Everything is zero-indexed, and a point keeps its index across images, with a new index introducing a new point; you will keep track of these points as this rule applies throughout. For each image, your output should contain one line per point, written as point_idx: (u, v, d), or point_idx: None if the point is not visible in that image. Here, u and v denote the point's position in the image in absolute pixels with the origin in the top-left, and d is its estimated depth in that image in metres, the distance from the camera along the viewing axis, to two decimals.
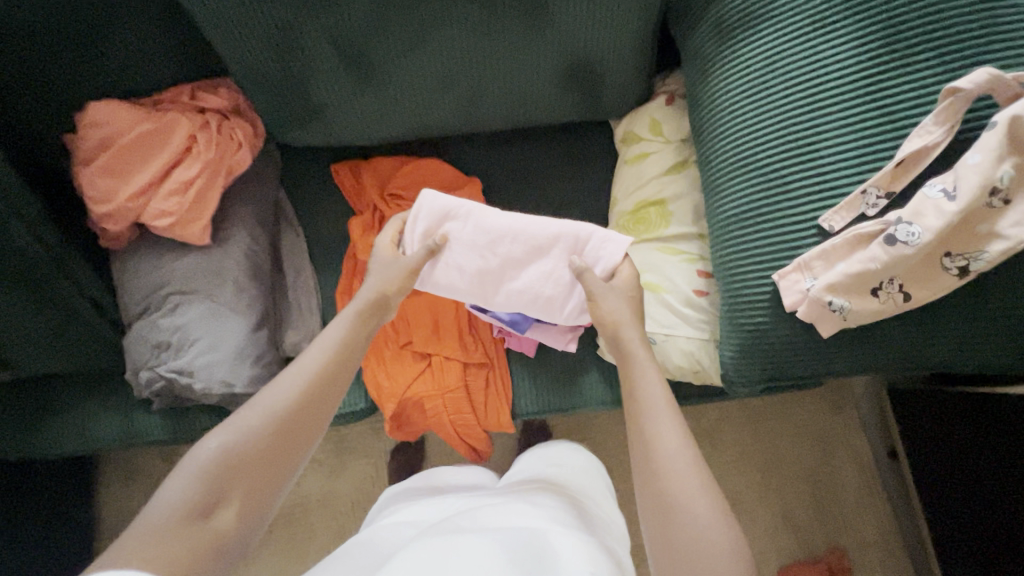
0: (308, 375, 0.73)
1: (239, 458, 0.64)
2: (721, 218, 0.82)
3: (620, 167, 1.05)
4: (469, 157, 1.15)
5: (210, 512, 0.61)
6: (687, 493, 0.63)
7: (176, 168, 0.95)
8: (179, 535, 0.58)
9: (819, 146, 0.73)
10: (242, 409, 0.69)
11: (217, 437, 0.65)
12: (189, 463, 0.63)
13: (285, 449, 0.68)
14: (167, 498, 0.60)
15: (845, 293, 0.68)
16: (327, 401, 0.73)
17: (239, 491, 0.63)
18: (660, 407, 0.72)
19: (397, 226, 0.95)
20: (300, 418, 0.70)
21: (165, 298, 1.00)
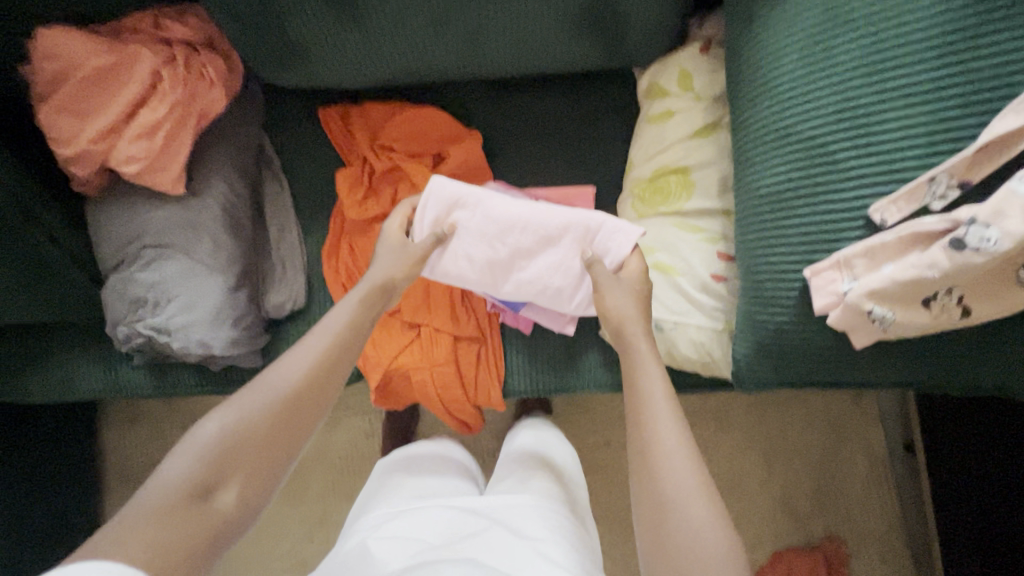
0: (315, 353, 0.68)
1: (242, 438, 0.60)
2: (751, 199, 0.71)
3: (641, 125, 0.92)
4: (472, 106, 1.02)
5: (210, 494, 0.57)
6: (681, 496, 0.57)
7: (143, 108, 0.85)
8: (176, 517, 0.53)
9: (880, 118, 0.61)
10: (248, 388, 0.64)
11: (220, 416, 0.61)
12: (191, 441, 0.59)
13: (290, 430, 0.63)
14: (166, 475, 0.56)
15: (889, 301, 0.57)
16: (332, 382, 0.68)
17: (241, 472, 0.59)
18: (659, 401, 0.65)
19: (405, 210, 0.88)
20: (304, 398, 0.65)
21: (140, 250, 0.93)
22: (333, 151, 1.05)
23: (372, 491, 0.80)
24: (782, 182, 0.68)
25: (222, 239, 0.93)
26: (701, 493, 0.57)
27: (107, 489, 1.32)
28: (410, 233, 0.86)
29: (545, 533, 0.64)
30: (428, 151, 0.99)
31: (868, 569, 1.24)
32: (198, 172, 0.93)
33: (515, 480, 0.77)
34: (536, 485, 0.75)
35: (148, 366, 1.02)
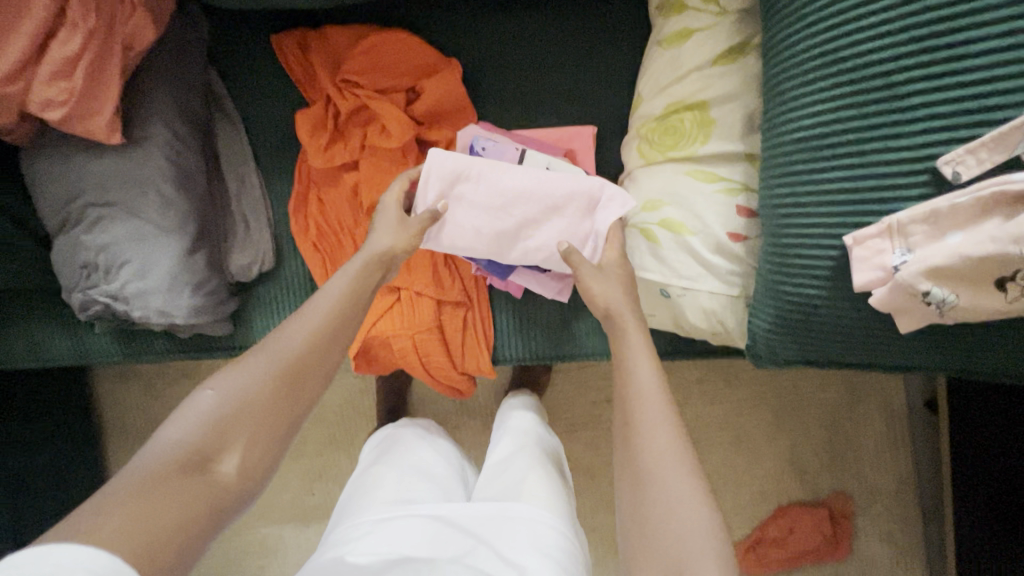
0: (318, 318, 0.60)
1: (244, 404, 0.51)
2: (785, 144, 0.58)
3: (651, 50, 0.77)
4: (451, 27, 0.86)
5: (210, 461, 0.48)
6: (657, 468, 0.50)
7: (56, 39, 0.72)
8: (170, 484, 0.45)
9: (966, 35, 0.46)
10: (253, 351, 0.56)
11: (221, 381, 0.52)
12: (190, 405, 0.51)
13: (297, 398, 0.54)
14: (163, 441, 0.48)
15: (953, 281, 0.45)
16: (336, 351, 0.59)
17: (247, 436, 0.51)
18: (647, 377, 0.58)
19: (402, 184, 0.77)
20: (307, 367, 0.56)
21: (83, 210, 0.82)
22: (293, 88, 0.91)
23: (357, 486, 0.79)
24: (827, 123, 0.54)
25: (173, 195, 0.82)
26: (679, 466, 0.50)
27: (104, 444, 1.31)
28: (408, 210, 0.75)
29: (534, 556, 0.61)
30: (398, 87, 0.84)
31: (876, 525, 1.20)
32: (136, 117, 0.81)
33: (507, 484, 0.74)
34: (530, 489, 0.72)
35: (115, 332, 0.96)
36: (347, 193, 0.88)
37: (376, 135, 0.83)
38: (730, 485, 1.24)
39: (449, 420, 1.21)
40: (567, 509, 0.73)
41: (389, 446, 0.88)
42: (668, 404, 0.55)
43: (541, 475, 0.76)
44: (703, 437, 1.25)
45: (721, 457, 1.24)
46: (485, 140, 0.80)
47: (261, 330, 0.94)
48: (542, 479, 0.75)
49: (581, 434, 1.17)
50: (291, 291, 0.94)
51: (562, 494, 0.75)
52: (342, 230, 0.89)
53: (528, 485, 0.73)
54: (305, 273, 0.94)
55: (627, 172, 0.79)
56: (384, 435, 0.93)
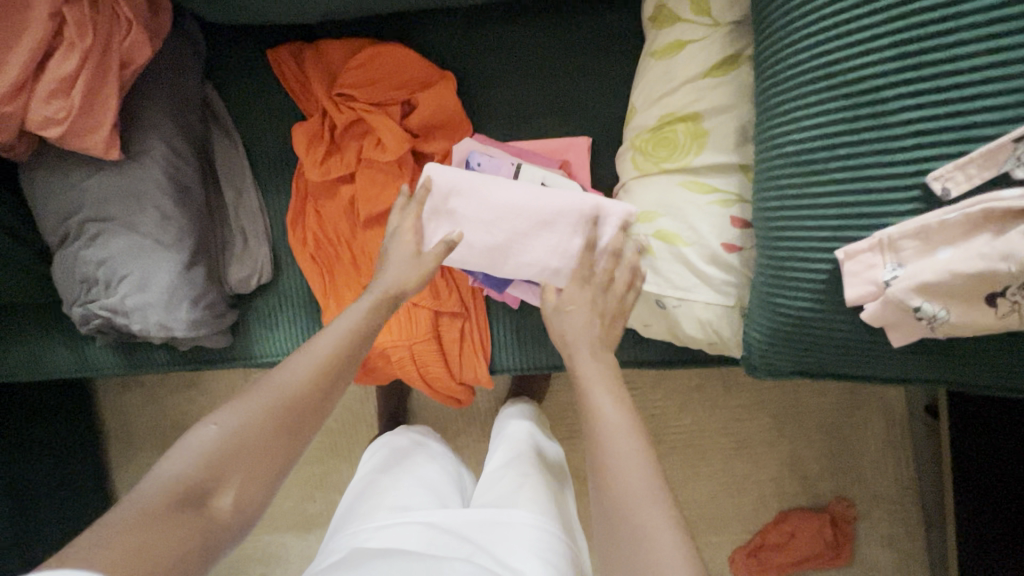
0: (324, 350, 0.61)
1: (244, 440, 0.51)
2: (777, 158, 0.59)
3: (644, 62, 0.77)
4: (445, 39, 0.87)
5: (206, 496, 0.48)
6: (631, 499, 0.53)
7: (54, 59, 0.72)
8: (166, 519, 0.45)
9: (955, 52, 0.46)
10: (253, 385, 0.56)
11: (223, 416, 0.53)
12: (190, 439, 0.51)
13: (296, 433, 0.55)
14: (161, 474, 0.48)
15: (943, 297, 0.45)
16: (338, 387, 0.60)
17: (243, 472, 0.51)
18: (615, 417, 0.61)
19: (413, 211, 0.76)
20: (308, 403, 0.56)
21: (83, 226, 0.83)
22: (289, 101, 0.92)
23: (355, 496, 0.80)
24: (817, 137, 0.55)
25: (170, 210, 0.82)
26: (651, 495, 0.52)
27: (106, 453, 1.32)
28: (421, 244, 0.76)
29: (529, 560, 0.62)
30: (393, 100, 0.84)
31: (877, 531, 1.20)
32: (134, 133, 0.81)
33: (503, 490, 0.75)
34: (526, 496, 0.73)
35: (116, 344, 0.97)
36: (343, 206, 0.88)
37: (372, 149, 0.83)
38: (730, 491, 1.24)
39: (449, 427, 1.21)
40: (563, 517, 0.74)
41: (386, 454, 0.89)
42: (637, 438, 0.58)
43: (537, 482, 0.77)
44: (703, 443, 1.25)
45: (721, 463, 1.24)
46: (480, 155, 0.80)
47: (260, 341, 0.95)
48: (538, 486, 0.76)
49: (580, 441, 1.17)
50: (289, 302, 0.94)
51: (558, 501, 0.76)
52: (339, 242, 0.89)
53: (523, 492, 0.74)
54: (303, 285, 0.94)
55: (622, 184, 0.79)
56: (380, 443, 0.94)
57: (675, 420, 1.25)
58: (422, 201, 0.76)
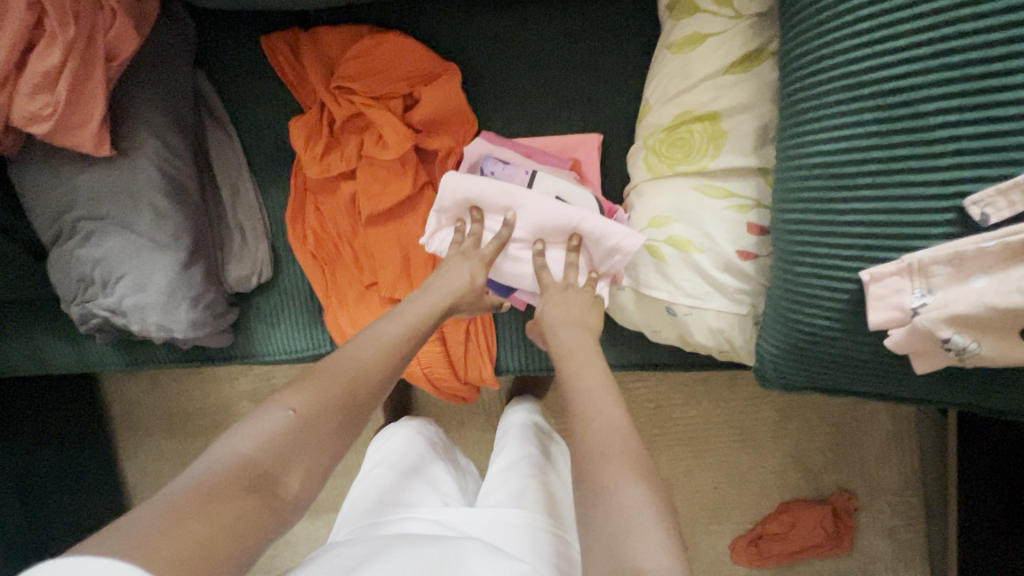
0: (378, 346, 0.60)
1: (313, 429, 0.50)
2: (800, 169, 0.56)
3: (660, 54, 0.73)
4: (448, 28, 0.82)
5: (273, 482, 0.46)
6: (596, 464, 0.51)
7: (36, 51, 0.68)
8: (234, 503, 0.43)
9: (1005, 66, 0.42)
10: (316, 370, 0.55)
11: (296, 400, 0.51)
12: (262, 419, 0.50)
13: (352, 419, 0.53)
14: (229, 452, 0.47)
15: (976, 330, 0.43)
16: (386, 383, 0.58)
17: (305, 460, 0.49)
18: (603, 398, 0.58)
19: (492, 249, 0.73)
20: (360, 395, 0.55)
21: (76, 224, 0.81)
22: (285, 92, 0.88)
23: (360, 489, 0.79)
24: (845, 150, 0.51)
25: (165, 207, 0.79)
26: (622, 457, 0.51)
27: (115, 439, 1.33)
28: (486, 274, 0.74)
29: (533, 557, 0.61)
30: (394, 93, 0.80)
31: (877, 522, 1.21)
32: (123, 126, 0.78)
33: (509, 489, 0.74)
34: (533, 497, 0.72)
35: (116, 341, 0.96)
36: (344, 203, 0.85)
37: (372, 146, 0.80)
38: (733, 479, 1.24)
39: (452, 419, 1.21)
40: (569, 517, 0.72)
41: (392, 446, 0.88)
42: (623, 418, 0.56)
43: (543, 483, 0.76)
44: (706, 434, 1.25)
45: (724, 453, 1.24)
46: (494, 161, 0.77)
47: (262, 339, 0.94)
48: (545, 488, 0.75)
49: None
50: (291, 300, 0.92)
51: (564, 501, 0.75)
52: (340, 241, 0.87)
53: (530, 492, 0.73)
54: (304, 282, 0.92)
55: (633, 185, 0.76)
56: (386, 434, 0.93)
57: (678, 411, 1.25)
58: (504, 240, 0.74)
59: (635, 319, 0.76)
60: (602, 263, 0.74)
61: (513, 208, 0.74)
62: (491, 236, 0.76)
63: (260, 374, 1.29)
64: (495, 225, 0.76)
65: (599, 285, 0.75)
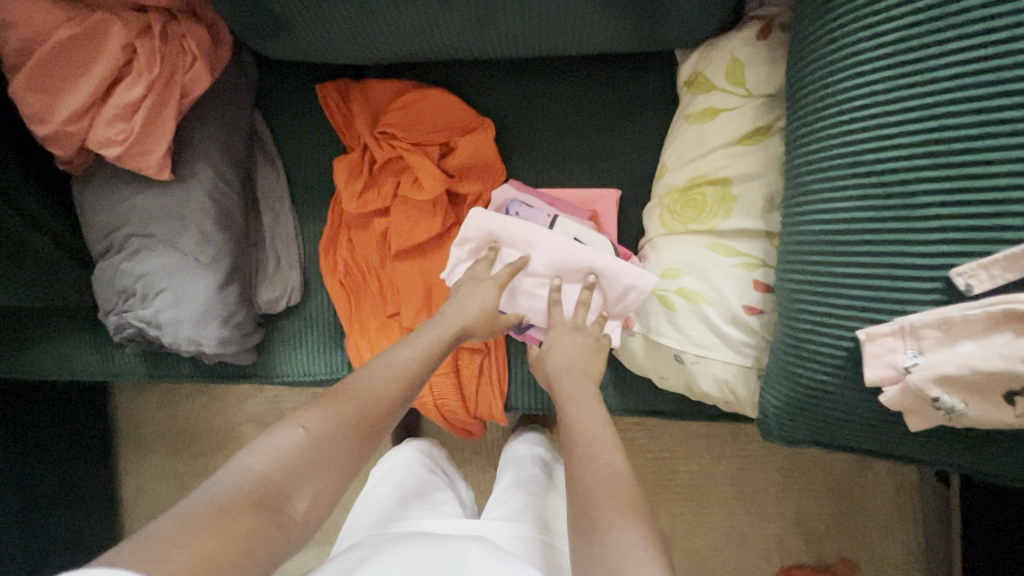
0: (395, 371, 0.63)
1: (326, 447, 0.53)
2: (804, 233, 0.61)
3: (678, 123, 0.80)
4: (486, 88, 0.91)
5: (283, 500, 0.49)
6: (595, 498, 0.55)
7: (121, 84, 0.77)
8: (248, 518, 0.46)
9: (985, 157, 0.48)
10: (334, 390, 0.59)
11: (310, 420, 0.55)
12: (276, 438, 0.53)
13: (364, 439, 0.57)
14: (244, 469, 0.50)
15: (963, 391, 0.47)
16: (398, 407, 0.61)
17: (316, 481, 0.52)
18: (599, 439, 0.63)
19: (505, 274, 0.77)
20: (373, 417, 0.58)
21: (126, 239, 0.87)
22: (332, 134, 0.96)
23: (363, 507, 0.82)
24: (844, 219, 0.57)
25: (210, 230, 0.86)
26: (620, 497, 0.55)
27: None
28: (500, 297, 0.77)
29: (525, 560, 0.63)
30: (432, 141, 0.87)
31: None
32: (184, 155, 0.85)
33: (509, 505, 0.77)
34: (530, 510, 0.75)
35: (143, 353, 1.00)
36: (375, 238, 0.91)
37: (408, 187, 0.87)
38: (732, 540, 1.23)
39: (454, 456, 1.22)
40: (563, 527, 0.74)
41: (393, 466, 0.91)
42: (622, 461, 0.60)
43: (542, 501, 0.78)
44: (708, 490, 1.24)
45: (725, 511, 1.23)
46: (519, 205, 0.83)
47: (282, 361, 0.97)
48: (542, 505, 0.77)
49: None
50: (314, 326, 0.97)
51: (560, 512, 0.77)
52: (368, 272, 0.92)
53: (528, 506, 0.76)
54: (328, 309, 0.97)
55: (648, 239, 0.81)
56: (388, 456, 0.95)
57: (679, 464, 1.25)
58: (517, 268, 0.78)
59: (644, 365, 0.80)
60: (612, 304, 0.78)
61: (532, 246, 0.79)
62: None
63: (268, 398, 1.37)
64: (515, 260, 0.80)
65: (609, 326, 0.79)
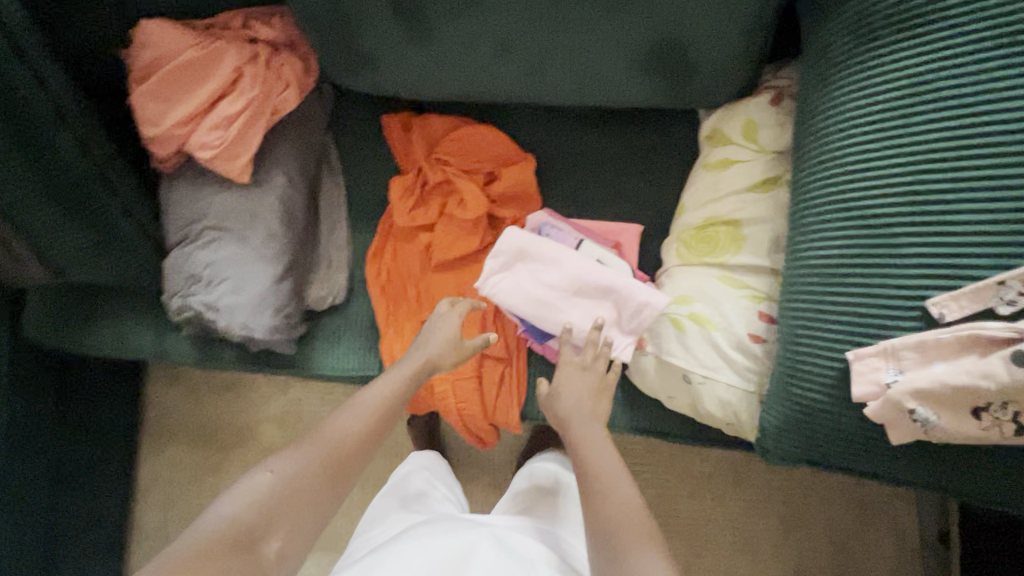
0: (363, 417, 0.73)
1: (294, 490, 0.64)
2: (803, 265, 0.69)
3: (697, 171, 0.90)
4: (530, 129, 1.03)
5: (256, 542, 0.60)
6: (616, 539, 0.62)
7: (225, 100, 0.91)
8: (224, 560, 0.57)
9: (955, 207, 0.57)
10: (305, 438, 0.70)
11: (278, 465, 0.66)
12: (248, 484, 0.64)
13: (332, 480, 0.67)
14: (220, 515, 0.61)
15: (935, 404, 0.56)
16: (368, 448, 0.72)
17: (286, 524, 0.63)
18: (607, 469, 0.70)
19: (462, 308, 0.88)
20: (344, 459, 0.69)
21: (201, 231, 0.99)
22: (390, 158, 1.09)
23: (371, 518, 0.90)
24: (837, 253, 0.65)
25: (277, 229, 0.97)
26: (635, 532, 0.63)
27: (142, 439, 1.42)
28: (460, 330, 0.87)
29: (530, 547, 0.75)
30: (479, 169, 0.99)
31: None
32: (263, 163, 0.98)
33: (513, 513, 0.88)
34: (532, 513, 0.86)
35: (194, 337, 1.09)
36: (419, 250, 1.02)
37: (455, 207, 0.98)
38: None
39: (462, 471, 1.26)
40: (566, 516, 0.86)
41: (398, 475, 0.98)
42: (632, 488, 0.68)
43: (544, 503, 0.88)
44: (708, 535, 1.25)
45: (723, 557, 1.24)
46: (551, 228, 0.93)
47: (319, 355, 1.06)
48: (554, 512, 0.86)
49: None
50: (353, 325, 1.06)
51: (566, 511, 0.86)
52: (408, 280, 1.02)
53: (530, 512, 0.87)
54: (368, 311, 1.06)
55: (665, 269, 0.90)
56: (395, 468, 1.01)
57: (680, 502, 1.26)
58: (472, 303, 0.89)
59: (653, 385, 0.86)
60: (626, 321, 0.85)
61: (558, 262, 0.87)
62: (536, 280, 0.88)
63: (289, 400, 1.44)
64: (542, 273, 0.88)
65: (621, 342, 0.85)
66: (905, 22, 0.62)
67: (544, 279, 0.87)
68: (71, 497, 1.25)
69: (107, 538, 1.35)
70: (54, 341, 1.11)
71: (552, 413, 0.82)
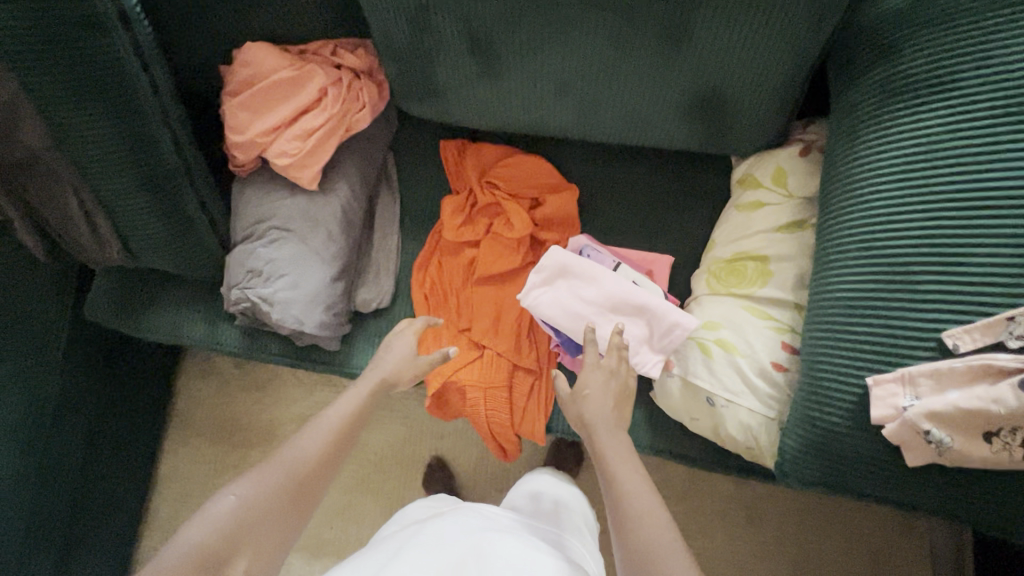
0: (322, 440, 0.77)
1: (256, 510, 0.68)
2: (827, 298, 0.75)
3: (729, 210, 0.98)
4: (574, 162, 1.13)
5: (223, 563, 0.64)
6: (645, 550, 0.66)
7: (307, 115, 1.01)
8: None
9: (968, 251, 0.63)
10: (264, 462, 0.73)
11: (239, 489, 0.69)
12: (212, 510, 0.67)
13: (294, 500, 0.71)
14: (187, 540, 0.64)
15: (949, 427, 0.61)
16: (328, 467, 0.76)
17: (251, 546, 0.66)
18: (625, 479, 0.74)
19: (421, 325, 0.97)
20: (307, 478, 0.73)
21: (266, 230, 1.07)
22: (443, 178, 1.18)
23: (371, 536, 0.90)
24: (859, 288, 0.71)
25: (336, 234, 1.06)
26: (664, 539, 0.66)
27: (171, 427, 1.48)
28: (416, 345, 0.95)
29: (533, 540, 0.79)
30: (526, 194, 1.08)
31: None
32: (331, 174, 1.08)
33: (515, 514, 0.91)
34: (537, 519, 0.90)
35: (243, 328, 1.17)
36: (463, 264, 1.09)
37: (501, 226, 1.06)
38: None
39: None
40: (566, 525, 0.90)
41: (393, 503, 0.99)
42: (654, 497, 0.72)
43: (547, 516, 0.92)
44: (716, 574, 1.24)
45: None
46: (591, 250, 1.01)
47: (358, 355, 1.12)
48: (559, 523, 0.90)
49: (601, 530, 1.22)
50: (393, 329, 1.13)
51: (568, 523, 0.91)
52: (449, 291, 1.09)
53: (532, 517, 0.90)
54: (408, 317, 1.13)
55: (694, 297, 0.96)
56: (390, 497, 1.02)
57: (689, 539, 1.26)
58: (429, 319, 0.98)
59: (677, 406, 0.91)
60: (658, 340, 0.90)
61: (597, 281, 0.94)
62: (574, 296, 0.94)
63: (315, 401, 1.50)
64: (580, 291, 0.94)
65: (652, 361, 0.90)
66: (926, 91, 0.71)
67: (581, 295, 0.94)
68: (100, 475, 1.30)
69: (125, 520, 1.39)
70: (113, 320, 1.19)
71: (578, 422, 0.86)
